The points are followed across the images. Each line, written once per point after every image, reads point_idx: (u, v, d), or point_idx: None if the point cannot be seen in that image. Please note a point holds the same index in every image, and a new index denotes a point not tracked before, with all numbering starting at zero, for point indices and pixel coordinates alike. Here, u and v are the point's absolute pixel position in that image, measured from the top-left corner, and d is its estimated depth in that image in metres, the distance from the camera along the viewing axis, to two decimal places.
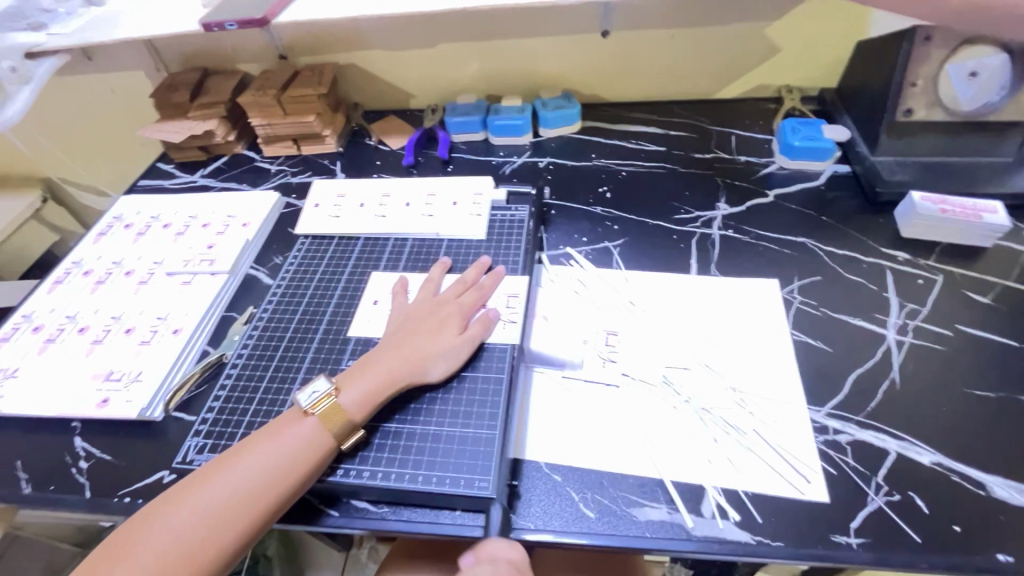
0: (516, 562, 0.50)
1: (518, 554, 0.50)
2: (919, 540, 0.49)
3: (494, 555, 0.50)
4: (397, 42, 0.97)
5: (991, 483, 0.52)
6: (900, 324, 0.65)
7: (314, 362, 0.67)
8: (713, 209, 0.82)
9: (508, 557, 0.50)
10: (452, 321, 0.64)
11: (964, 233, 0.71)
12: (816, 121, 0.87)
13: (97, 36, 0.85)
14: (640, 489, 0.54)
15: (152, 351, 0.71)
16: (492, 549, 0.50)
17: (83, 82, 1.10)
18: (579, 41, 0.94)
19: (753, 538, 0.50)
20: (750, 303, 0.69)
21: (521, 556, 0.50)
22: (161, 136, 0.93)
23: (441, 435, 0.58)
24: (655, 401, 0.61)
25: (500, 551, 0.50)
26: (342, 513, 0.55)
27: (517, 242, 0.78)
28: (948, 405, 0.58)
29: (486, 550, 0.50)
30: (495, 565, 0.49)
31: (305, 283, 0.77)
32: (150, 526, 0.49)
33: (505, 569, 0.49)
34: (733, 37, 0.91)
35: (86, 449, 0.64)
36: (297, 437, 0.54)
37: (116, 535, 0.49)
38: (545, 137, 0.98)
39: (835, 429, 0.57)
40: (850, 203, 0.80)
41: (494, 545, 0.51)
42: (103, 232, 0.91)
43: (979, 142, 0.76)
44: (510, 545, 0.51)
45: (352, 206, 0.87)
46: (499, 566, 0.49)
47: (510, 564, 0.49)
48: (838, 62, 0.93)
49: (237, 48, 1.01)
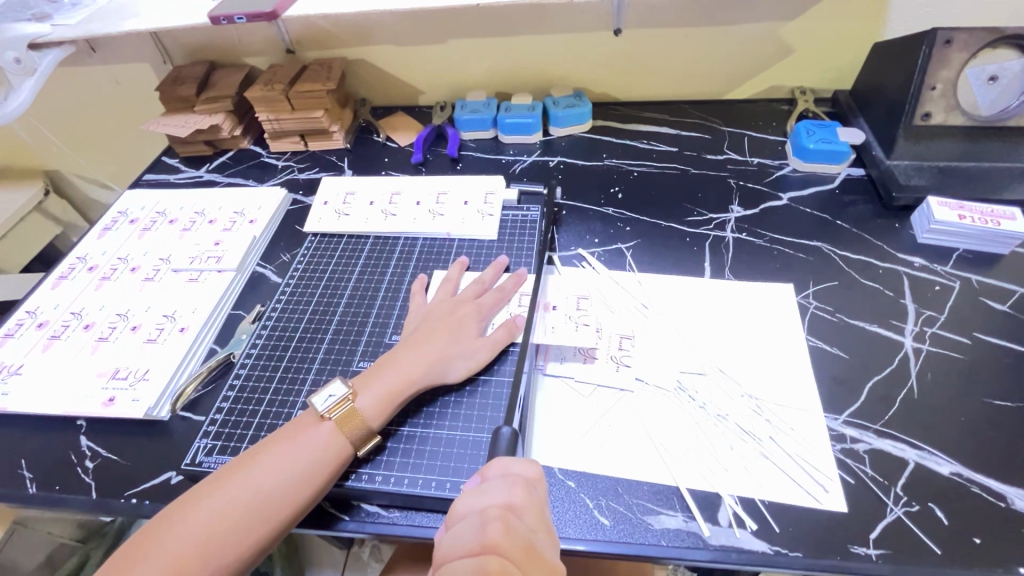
0: (530, 480, 0.47)
1: (533, 471, 0.48)
2: (939, 552, 0.48)
3: (505, 470, 0.48)
4: (406, 38, 0.96)
5: (1011, 494, 0.51)
6: (917, 331, 0.64)
7: (325, 363, 0.66)
8: (727, 212, 0.81)
9: (522, 473, 0.47)
10: (470, 324, 0.64)
11: (980, 239, 0.70)
12: (831, 123, 0.86)
13: (103, 28, 0.84)
14: (656, 496, 0.54)
15: (159, 349, 0.70)
16: (503, 465, 0.48)
17: (88, 75, 1.08)
18: (591, 39, 0.93)
19: (770, 548, 0.50)
20: (765, 307, 0.68)
21: (535, 474, 0.48)
22: (166, 130, 0.91)
23: (455, 439, 0.58)
24: (670, 406, 0.60)
25: (513, 468, 0.48)
26: (353, 518, 0.55)
27: (530, 242, 0.78)
28: (967, 414, 0.57)
29: (497, 466, 0.48)
30: (508, 479, 0.47)
31: (315, 282, 0.76)
32: (166, 530, 0.48)
33: (520, 486, 0.46)
34: (747, 37, 0.90)
35: (92, 448, 0.63)
36: (316, 443, 0.54)
37: (131, 539, 0.49)
38: (556, 135, 0.97)
39: (852, 437, 0.56)
40: (865, 207, 0.79)
41: (506, 464, 0.48)
42: (108, 227, 0.90)
43: (997, 146, 0.75)
44: (524, 464, 0.48)
45: (361, 204, 0.86)
46: (514, 482, 0.46)
47: (524, 481, 0.47)
48: (853, 64, 0.92)
49: (244, 42, 0.99)
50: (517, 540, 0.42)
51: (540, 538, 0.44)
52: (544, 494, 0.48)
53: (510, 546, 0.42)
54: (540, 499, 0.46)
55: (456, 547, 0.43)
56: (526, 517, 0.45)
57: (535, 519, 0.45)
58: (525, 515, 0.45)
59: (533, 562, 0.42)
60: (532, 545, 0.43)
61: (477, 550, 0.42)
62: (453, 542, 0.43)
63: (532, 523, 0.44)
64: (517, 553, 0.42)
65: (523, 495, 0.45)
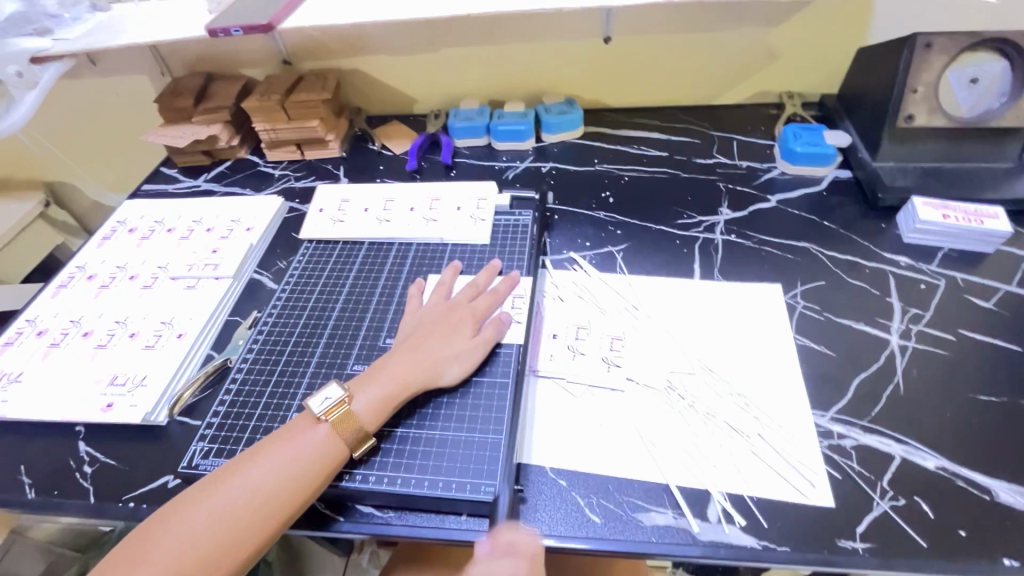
0: (533, 553, 0.49)
1: (534, 544, 0.50)
2: (925, 545, 0.49)
3: (511, 541, 0.50)
4: (400, 48, 0.98)
5: (995, 487, 0.52)
6: (903, 329, 0.65)
7: (319, 367, 0.67)
8: (716, 214, 0.82)
9: (526, 547, 0.49)
10: (465, 326, 0.64)
11: (965, 239, 0.72)
12: (817, 127, 0.88)
13: (102, 41, 0.85)
14: (646, 493, 0.54)
15: (156, 355, 0.71)
16: (508, 536, 0.50)
17: (88, 87, 1.10)
18: (581, 47, 0.95)
19: (758, 543, 0.50)
20: (753, 307, 0.69)
21: (537, 546, 0.50)
22: (165, 141, 0.93)
23: (447, 439, 0.58)
24: (659, 405, 0.61)
25: (519, 540, 0.50)
26: (348, 518, 0.55)
27: (522, 246, 0.79)
28: (952, 410, 0.58)
29: (504, 536, 0.50)
30: (513, 552, 0.49)
31: (310, 287, 0.77)
32: (164, 531, 0.49)
33: (525, 559, 0.49)
34: (735, 43, 0.92)
35: (90, 454, 0.64)
36: (312, 444, 0.54)
37: (129, 541, 0.49)
38: (548, 141, 0.99)
39: (839, 433, 0.57)
40: (852, 209, 0.80)
41: (511, 535, 0.50)
42: (107, 236, 0.91)
43: (979, 147, 0.77)
44: (527, 535, 0.50)
45: (356, 210, 0.87)
46: (518, 555, 0.49)
47: (527, 555, 0.49)
48: (839, 68, 0.93)
49: (241, 53, 1.01)
50: None
51: None
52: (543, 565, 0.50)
53: None
54: (541, 571, 0.49)
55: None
56: None
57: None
58: None
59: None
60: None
61: None
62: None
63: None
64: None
65: (526, 569, 0.48)
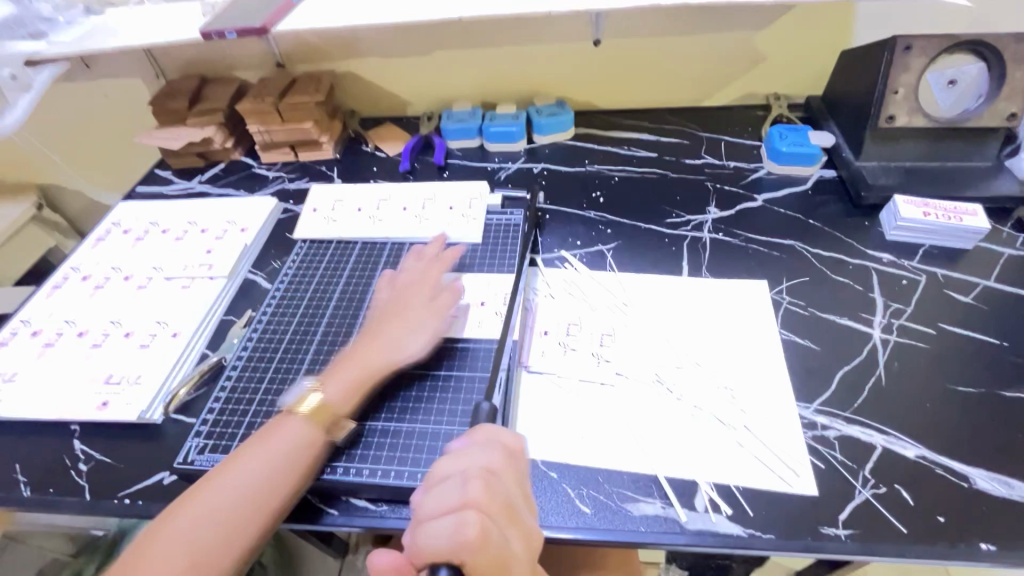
0: (513, 449, 0.49)
1: (515, 442, 0.50)
2: (905, 531, 0.50)
3: (489, 437, 0.50)
4: (393, 51, 0.99)
5: (973, 474, 0.54)
6: (885, 323, 0.67)
7: (313, 363, 0.68)
8: (704, 213, 0.84)
9: (504, 441, 0.49)
10: (428, 315, 0.66)
11: (946, 236, 0.73)
12: (802, 127, 0.90)
13: (97, 44, 0.86)
14: (635, 485, 0.56)
15: (151, 354, 0.72)
16: (488, 432, 0.50)
17: (82, 91, 1.11)
18: (572, 49, 0.96)
19: (744, 532, 0.51)
20: (740, 303, 0.70)
21: (517, 443, 0.50)
22: (159, 142, 0.94)
23: (440, 432, 0.59)
24: (648, 399, 0.62)
25: (493, 436, 0.50)
26: (342, 512, 0.56)
27: (514, 244, 0.80)
28: (932, 400, 0.59)
29: (481, 434, 0.50)
30: (491, 445, 0.49)
31: (304, 286, 0.78)
32: (152, 541, 0.48)
33: (499, 453, 0.48)
34: (721, 46, 0.94)
35: (85, 452, 0.64)
36: (296, 437, 0.55)
37: (118, 559, 0.48)
38: (539, 142, 1.00)
39: (823, 424, 0.58)
40: (836, 207, 0.82)
41: (491, 431, 0.50)
42: (101, 238, 0.91)
43: (959, 147, 0.79)
44: (506, 434, 0.50)
45: (350, 210, 0.88)
46: (493, 449, 0.48)
47: (507, 449, 0.49)
48: (823, 71, 0.95)
49: (235, 56, 1.02)
50: (497, 498, 0.45)
51: (519, 505, 0.46)
52: (523, 462, 0.50)
53: (490, 503, 0.44)
54: (518, 466, 0.48)
55: (438, 506, 0.44)
56: (505, 480, 0.47)
57: (513, 483, 0.47)
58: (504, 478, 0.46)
59: (511, 521, 0.45)
60: (512, 506, 0.45)
61: (458, 506, 0.44)
62: (434, 503, 0.44)
63: (512, 486, 0.46)
64: (496, 510, 0.44)
65: (504, 460, 0.48)
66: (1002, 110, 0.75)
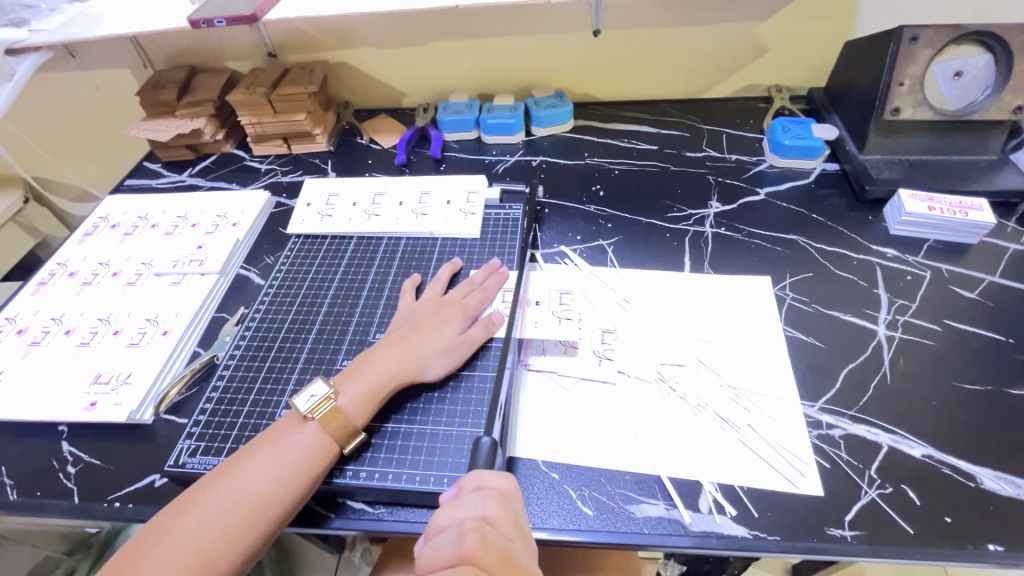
0: (505, 493, 0.47)
1: (507, 484, 0.47)
2: (912, 532, 0.50)
3: (480, 483, 0.47)
4: (388, 41, 0.97)
5: (979, 474, 0.53)
6: (890, 319, 0.66)
7: (307, 363, 0.67)
8: (706, 208, 0.82)
9: (497, 486, 0.47)
10: (455, 323, 0.64)
11: (952, 230, 0.72)
12: (806, 120, 0.88)
13: (81, 32, 0.83)
14: (638, 485, 0.54)
15: (142, 353, 0.70)
16: (478, 478, 0.47)
17: (67, 81, 1.08)
18: (571, 40, 0.94)
19: (749, 533, 0.51)
20: (743, 300, 0.69)
21: (510, 486, 0.47)
22: (148, 134, 0.91)
23: (439, 434, 0.58)
24: (650, 396, 0.61)
25: (487, 481, 0.47)
26: (340, 515, 0.55)
27: (512, 239, 0.78)
28: (938, 398, 0.59)
29: (472, 480, 0.47)
30: (482, 493, 0.46)
31: (298, 282, 0.77)
32: (151, 544, 0.48)
33: (495, 499, 0.46)
34: (724, 37, 0.92)
35: (74, 454, 0.63)
36: (302, 444, 0.54)
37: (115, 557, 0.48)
38: (538, 135, 0.98)
39: (828, 423, 0.58)
40: (840, 201, 0.81)
41: (481, 477, 0.47)
42: (89, 232, 0.89)
43: (963, 140, 0.78)
44: (499, 477, 0.48)
45: (345, 204, 0.87)
46: (488, 495, 0.46)
47: (499, 494, 0.46)
48: (826, 63, 0.94)
49: (225, 45, 1.00)
50: (493, 549, 0.42)
51: (518, 548, 0.44)
52: (519, 505, 0.47)
53: (487, 556, 0.42)
54: (515, 510, 0.46)
55: (433, 560, 0.43)
56: (502, 529, 0.44)
57: (511, 530, 0.45)
58: (500, 528, 0.44)
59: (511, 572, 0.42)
60: (509, 556, 0.43)
61: (455, 561, 0.42)
62: (432, 555, 0.43)
63: (509, 534, 0.44)
64: (494, 564, 0.42)
65: (498, 508, 0.45)
66: (1007, 103, 0.73)
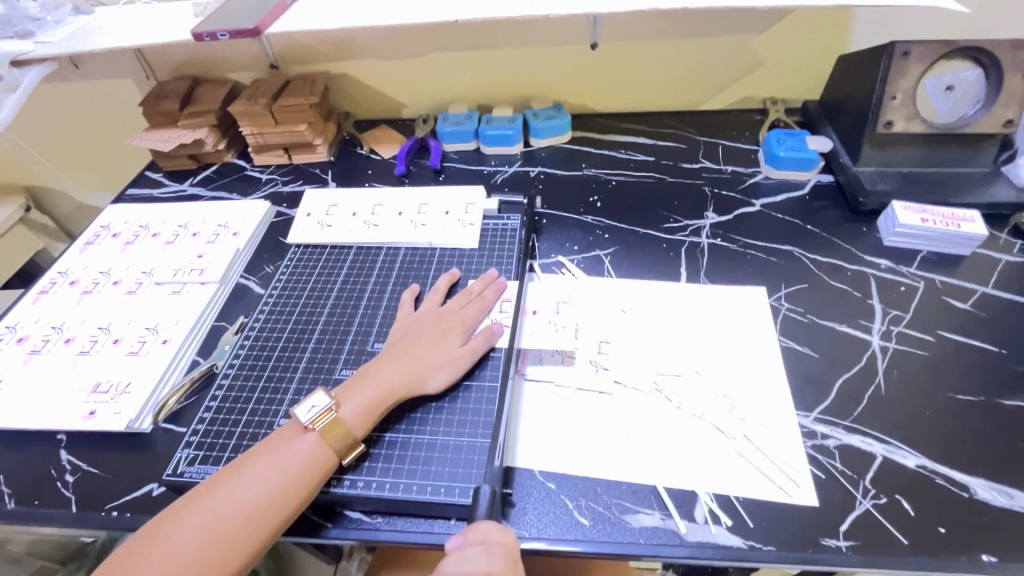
0: (509, 547, 0.47)
1: (510, 539, 0.48)
2: (906, 543, 0.50)
3: (485, 537, 0.47)
4: (388, 53, 0.98)
5: (973, 484, 0.53)
6: (884, 330, 0.67)
7: (306, 373, 0.67)
8: (702, 218, 0.83)
9: (501, 541, 0.47)
10: (454, 333, 0.65)
11: (946, 242, 0.73)
12: (800, 132, 0.89)
13: (86, 44, 0.84)
14: (634, 495, 0.55)
15: (141, 361, 0.70)
16: (483, 531, 0.47)
17: (71, 91, 1.09)
18: (569, 53, 0.96)
19: (744, 543, 0.51)
20: (739, 310, 0.70)
21: (513, 540, 0.48)
22: (150, 144, 0.92)
23: (436, 444, 0.59)
24: (647, 406, 0.61)
25: (491, 535, 0.47)
26: (337, 525, 0.55)
27: (510, 250, 0.79)
28: (933, 409, 0.59)
29: (478, 532, 0.47)
30: (488, 549, 0.46)
31: (298, 292, 0.77)
32: (149, 552, 0.48)
33: (500, 556, 0.46)
34: (720, 50, 0.93)
35: (72, 462, 0.63)
36: (301, 453, 0.54)
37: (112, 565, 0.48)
38: (536, 146, 1.00)
39: (823, 433, 0.58)
40: (834, 213, 0.82)
41: (485, 530, 0.48)
42: (90, 241, 0.90)
43: (956, 153, 0.79)
44: (503, 531, 0.48)
45: (344, 214, 0.87)
46: (494, 552, 0.46)
47: (504, 551, 0.47)
48: (821, 76, 0.95)
49: (227, 57, 1.01)
50: None
51: None
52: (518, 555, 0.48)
53: None
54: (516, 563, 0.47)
55: None
56: None
57: None
58: None
59: None
60: None
61: None
62: None
63: None
64: None
65: (503, 566, 0.46)
66: (999, 117, 0.74)
